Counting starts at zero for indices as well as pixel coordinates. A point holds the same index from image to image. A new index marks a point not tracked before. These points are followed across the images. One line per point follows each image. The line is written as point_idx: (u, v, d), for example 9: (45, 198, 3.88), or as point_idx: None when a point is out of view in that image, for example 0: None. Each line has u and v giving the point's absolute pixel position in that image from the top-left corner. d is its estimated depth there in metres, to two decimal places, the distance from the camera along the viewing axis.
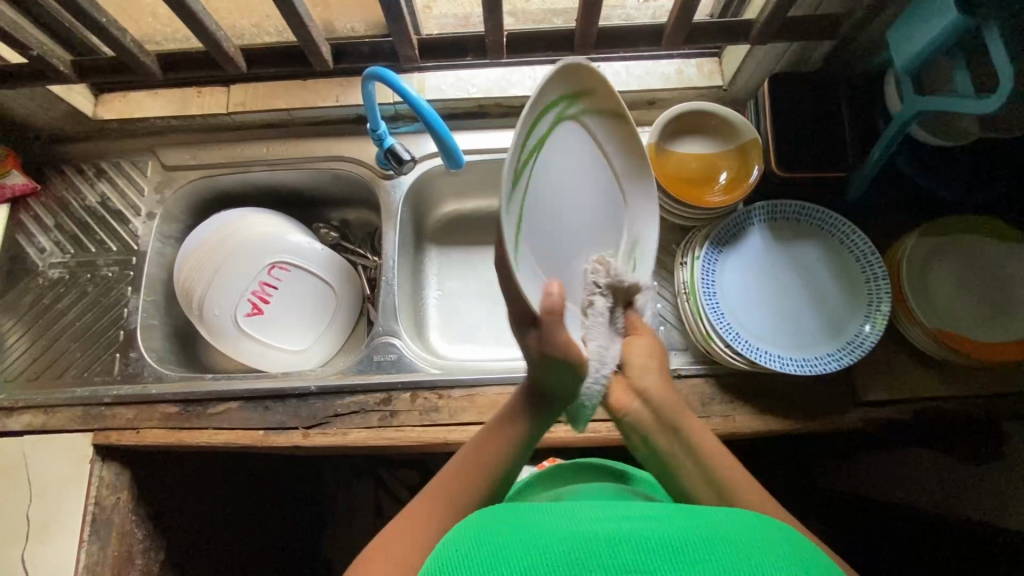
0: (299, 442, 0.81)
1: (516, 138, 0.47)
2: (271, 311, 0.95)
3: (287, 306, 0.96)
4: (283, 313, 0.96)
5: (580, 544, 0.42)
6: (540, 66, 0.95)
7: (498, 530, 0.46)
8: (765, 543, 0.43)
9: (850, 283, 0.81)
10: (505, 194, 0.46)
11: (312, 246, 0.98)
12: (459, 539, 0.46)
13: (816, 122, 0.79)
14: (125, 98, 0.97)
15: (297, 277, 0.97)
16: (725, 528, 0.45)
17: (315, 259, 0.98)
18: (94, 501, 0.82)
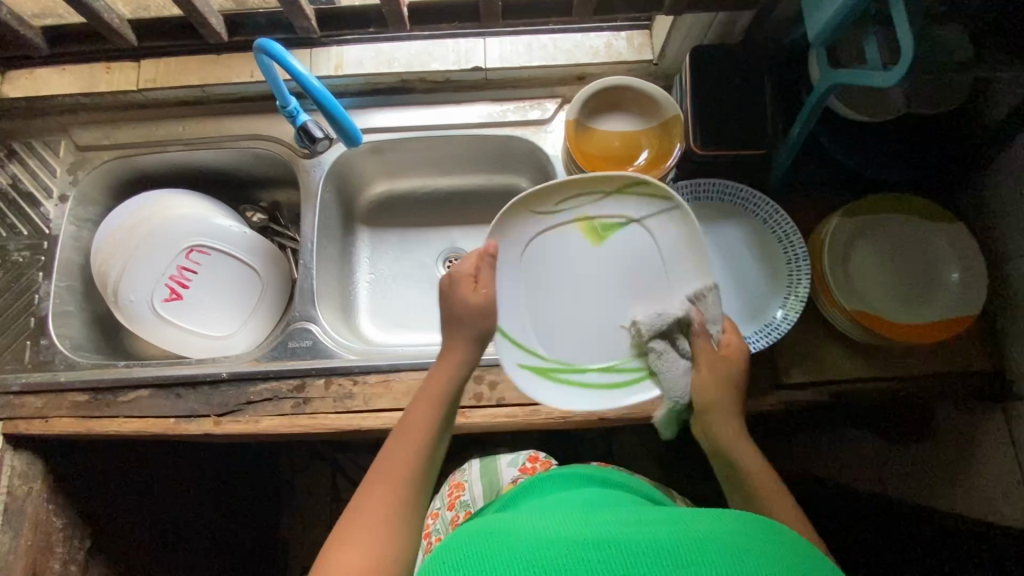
0: (211, 429, 0.79)
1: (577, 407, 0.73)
2: (192, 295, 0.93)
3: (209, 291, 0.94)
4: (204, 299, 0.93)
5: (569, 553, 0.43)
6: (464, 39, 0.91)
7: (491, 538, 0.47)
8: (767, 543, 0.45)
9: (771, 265, 0.79)
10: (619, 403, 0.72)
11: (233, 229, 0.95)
12: (455, 547, 0.47)
13: (737, 93, 0.76)
14: (32, 74, 0.92)
15: (217, 261, 0.94)
16: (727, 528, 0.46)
17: (237, 241, 0.95)
18: (5, 490, 0.81)
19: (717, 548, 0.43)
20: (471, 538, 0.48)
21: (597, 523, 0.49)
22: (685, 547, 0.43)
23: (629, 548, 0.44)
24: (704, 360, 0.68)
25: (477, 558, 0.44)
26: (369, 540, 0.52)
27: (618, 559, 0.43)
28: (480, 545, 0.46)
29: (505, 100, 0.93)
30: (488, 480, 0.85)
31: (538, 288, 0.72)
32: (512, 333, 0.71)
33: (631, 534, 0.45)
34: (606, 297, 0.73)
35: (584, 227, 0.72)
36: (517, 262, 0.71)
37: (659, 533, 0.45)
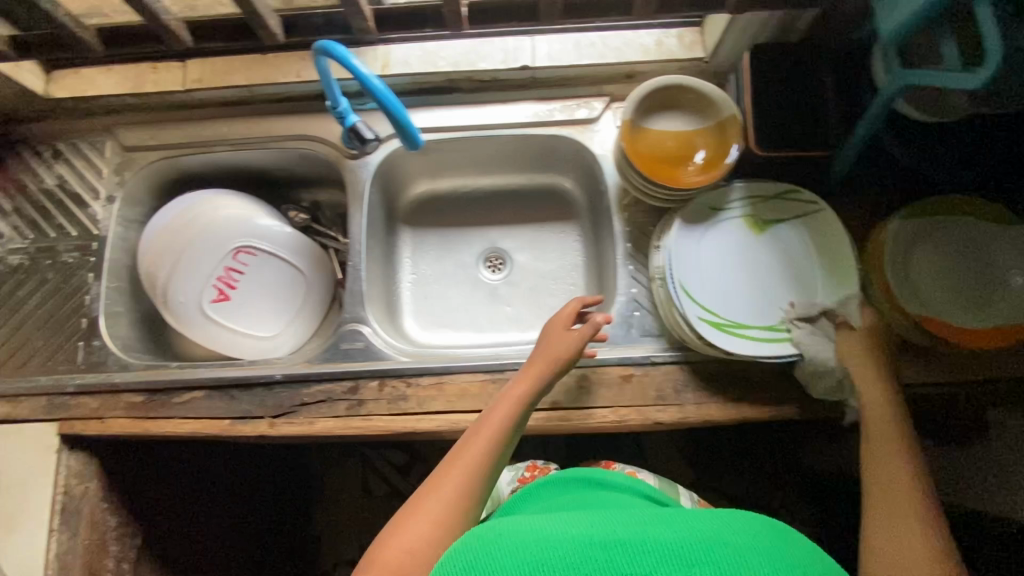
0: (266, 431, 0.80)
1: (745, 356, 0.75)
2: (239, 296, 0.93)
3: (256, 293, 0.94)
4: (251, 300, 0.94)
5: (582, 551, 0.45)
6: (512, 37, 0.89)
7: (492, 540, 0.47)
8: (765, 547, 0.47)
9: (834, 264, 0.78)
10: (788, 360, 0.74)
11: (277, 228, 0.95)
12: (455, 550, 0.47)
13: (797, 91, 0.75)
14: (77, 74, 0.92)
15: (264, 262, 0.94)
16: (729, 531, 0.48)
17: (284, 242, 0.95)
18: (63, 490, 0.82)
19: (725, 553, 0.45)
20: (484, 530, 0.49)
21: (600, 519, 0.50)
22: (695, 547, 0.45)
23: (640, 547, 0.45)
24: (849, 352, 0.74)
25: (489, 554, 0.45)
26: (429, 518, 0.53)
27: (627, 558, 0.44)
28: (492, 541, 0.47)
29: (551, 99, 0.92)
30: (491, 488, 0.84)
31: (709, 264, 0.80)
32: (690, 291, 0.78)
33: (636, 533, 0.47)
34: (769, 279, 0.79)
35: (750, 220, 0.81)
36: (693, 242, 0.80)
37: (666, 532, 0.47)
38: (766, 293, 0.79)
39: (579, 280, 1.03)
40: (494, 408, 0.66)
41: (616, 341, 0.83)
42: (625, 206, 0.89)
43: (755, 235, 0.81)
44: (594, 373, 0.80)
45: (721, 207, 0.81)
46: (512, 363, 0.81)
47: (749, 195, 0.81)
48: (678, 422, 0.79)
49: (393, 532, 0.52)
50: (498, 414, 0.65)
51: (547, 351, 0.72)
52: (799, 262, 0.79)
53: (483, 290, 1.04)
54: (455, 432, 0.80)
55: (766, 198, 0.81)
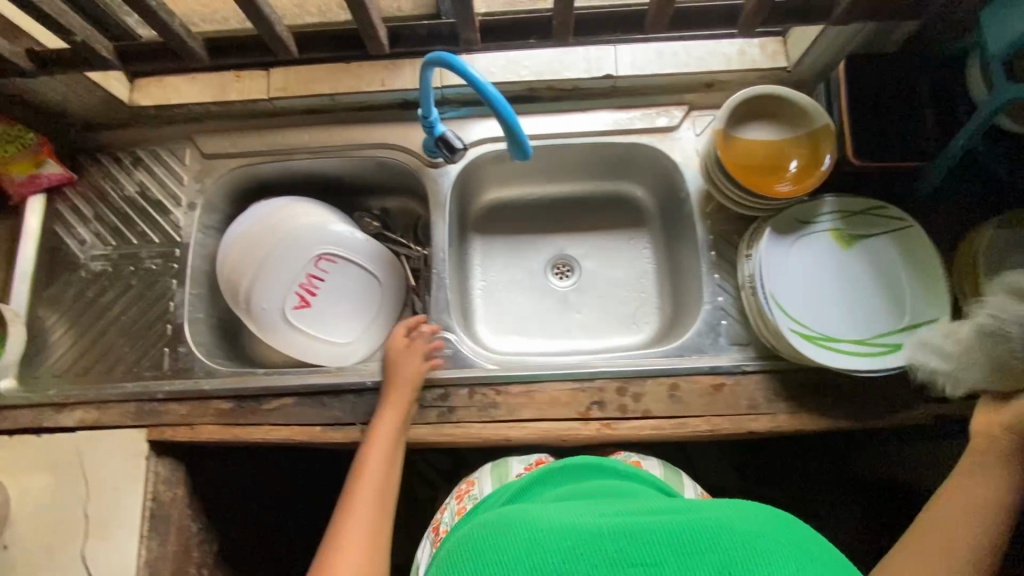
0: (358, 437, 0.80)
1: (839, 369, 0.74)
2: (319, 303, 0.93)
3: (335, 299, 0.95)
4: (330, 307, 0.94)
5: (585, 541, 0.47)
6: (595, 46, 0.90)
7: (503, 531, 0.51)
8: (772, 534, 0.48)
9: (924, 277, 0.77)
10: (881, 374, 0.74)
11: (354, 235, 0.95)
12: (462, 548, 0.52)
13: (890, 104, 0.76)
14: (161, 82, 0.93)
15: (343, 270, 0.94)
16: (738, 519, 0.49)
17: (362, 249, 0.95)
18: (152, 496, 0.82)
19: (729, 540, 0.47)
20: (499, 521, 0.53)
21: (610, 511, 0.53)
22: (695, 534, 0.47)
23: (644, 538, 0.48)
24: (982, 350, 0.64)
25: (499, 544, 0.49)
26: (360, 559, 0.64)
27: (629, 547, 0.47)
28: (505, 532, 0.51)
29: (631, 108, 0.92)
30: (499, 473, 0.78)
31: (798, 276, 0.79)
32: (782, 303, 0.77)
33: (643, 522, 0.49)
34: (859, 293, 0.79)
35: (839, 232, 0.80)
36: (783, 254, 0.79)
37: (672, 522, 0.49)
38: (856, 307, 0.78)
39: (649, 288, 1.03)
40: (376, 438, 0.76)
41: (703, 350, 0.83)
42: (707, 215, 0.89)
43: (841, 249, 0.80)
44: (684, 381, 0.81)
45: (811, 220, 0.80)
46: (602, 371, 0.81)
47: (839, 208, 0.80)
48: (769, 431, 0.79)
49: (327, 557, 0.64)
50: (381, 442, 0.75)
51: (393, 377, 0.79)
52: (889, 276, 0.79)
53: (553, 297, 1.03)
54: (546, 440, 0.80)
55: (851, 213, 0.80)
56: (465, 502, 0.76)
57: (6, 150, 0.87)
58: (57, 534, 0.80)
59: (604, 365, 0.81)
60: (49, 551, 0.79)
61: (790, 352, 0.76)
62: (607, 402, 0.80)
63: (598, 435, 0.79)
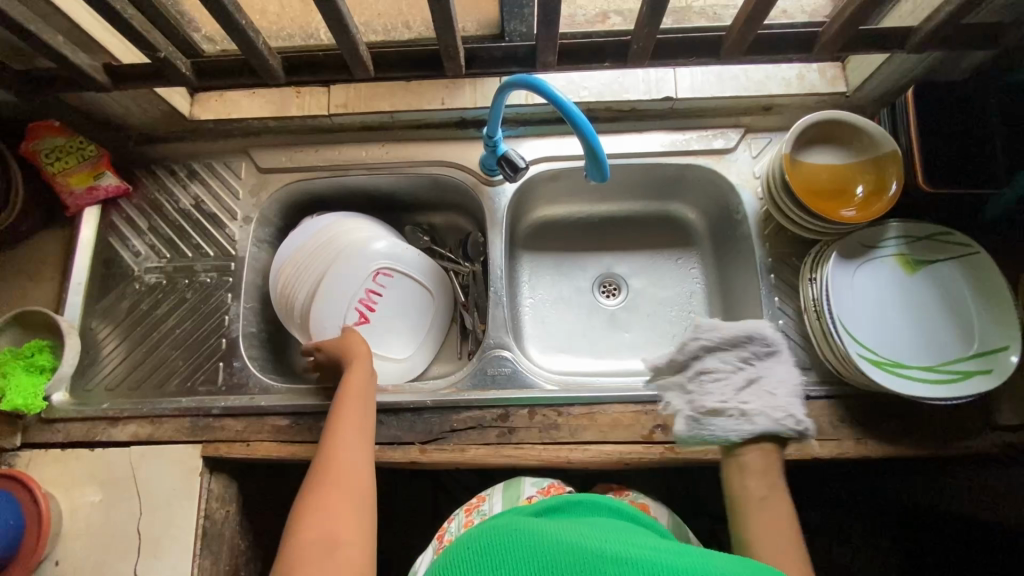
0: (417, 457, 0.79)
1: (910, 395, 0.73)
2: (377, 319, 0.92)
3: (394, 314, 0.94)
4: (387, 321, 0.93)
5: (583, 560, 0.48)
6: (654, 68, 0.90)
7: (510, 538, 0.52)
8: None
9: (994, 302, 0.76)
10: (955, 400, 0.72)
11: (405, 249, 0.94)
12: (468, 545, 0.54)
13: (963, 129, 0.75)
14: (221, 97, 0.93)
15: (400, 285, 0.94)
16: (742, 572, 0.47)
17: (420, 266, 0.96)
18: (205, 514, 0.80)
19: None
20: (515, 521, 0.54)
21: (615, 537, 0.53)
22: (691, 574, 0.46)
23: (644, 565, 0.47)
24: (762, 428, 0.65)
25: (506, 547, 0.51)
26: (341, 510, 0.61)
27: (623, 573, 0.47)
28: (513, 537, 0.52)
29: (688, 129, 0.93)
30: (507, 494, 0.79)
31: (864, 301, 0.79)
32: (848, 327, 0.77)
33: (646, 554, 0.49)
34: (925, 318, 0.78)
35: (902, 257, 0.80)
36: (848, 278, 0.79)
37: (671, 558, 0.48)
38: (923, 333, 0.78)
39: (699, 309, 1.01)
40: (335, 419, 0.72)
41: None
42: (766, 237, 0.89)
43: (905, 274, 0.80)
44: None
45: (875, 245, 0.80)
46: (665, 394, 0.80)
47: (902, 234, 0.80)
48: (834, 457, 0.78)
49: (303, 548, 0.57)
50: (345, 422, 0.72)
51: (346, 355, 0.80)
52: (956, 301, 0.78)
53: (602, 316, 1.02)
54: (609, 464, 0.79)
55: (917, 237, 0.80)
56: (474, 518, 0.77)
57: (67, 161, 0.88)
58: (109, 550, 0.78)
59: None
60: (101, 568, 0.78)
61: (858, 377, 0.75)
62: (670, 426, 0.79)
63: (662, 459, 0.78)
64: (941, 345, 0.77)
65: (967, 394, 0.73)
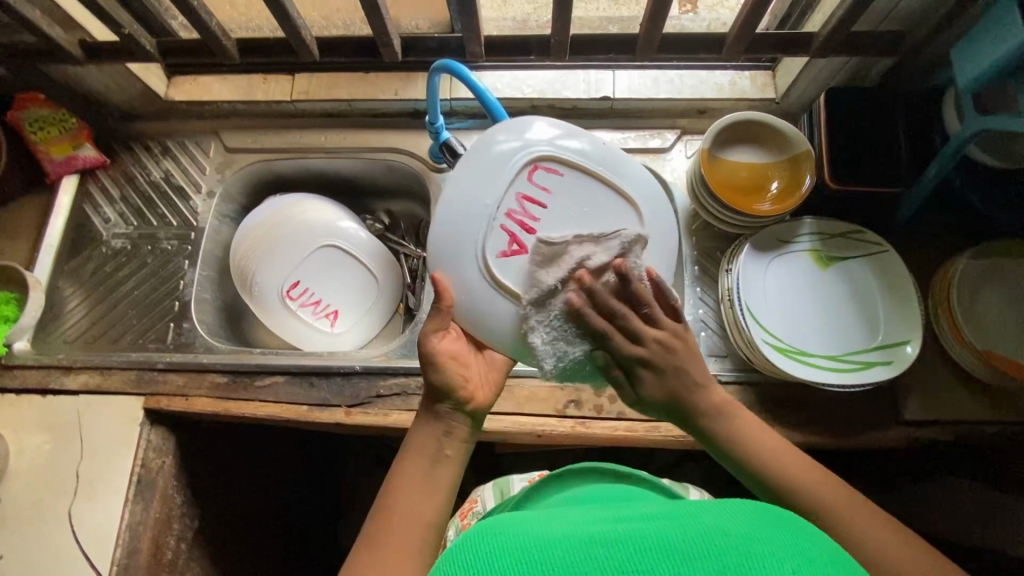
0: (342, 418, 0.84)
1: (814, 382, 0.75)
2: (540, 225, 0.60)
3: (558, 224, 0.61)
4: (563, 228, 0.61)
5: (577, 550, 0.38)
6: (595, 70, 0.96)
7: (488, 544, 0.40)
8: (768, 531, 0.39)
9: (898, 298, 0.79)
10: (856, 388, 0.74)
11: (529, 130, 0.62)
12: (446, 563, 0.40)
13: (871, 133, 0.81)
14: (195, 81, 1.01)
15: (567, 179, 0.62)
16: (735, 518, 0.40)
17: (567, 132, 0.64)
18: (141, 462, 0.85)
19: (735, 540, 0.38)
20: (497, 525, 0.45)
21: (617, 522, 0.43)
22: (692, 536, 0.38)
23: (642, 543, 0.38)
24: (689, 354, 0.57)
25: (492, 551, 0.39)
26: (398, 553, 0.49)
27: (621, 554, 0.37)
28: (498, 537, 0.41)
29: (626, 129, 0.98)
30: (499, 490, 0.90)
31: (773, 293, 0.82)
32: (756, 317, 0.80)
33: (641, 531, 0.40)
34: (831, 311, 0.81)
35: (811, 253, 0.84)
36: (759, 272, 0.83)
37: (667, 525, 0.39)
38: (830, 326, 0.81)
39: None
40: (408, 460, 0.55)
41: None
42: (694, 231, 0.93)
43: (816, 269, 0.83)
44: None
45: (787, 241, 0.84)
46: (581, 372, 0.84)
47: (814, 232, 0.84)
48: None
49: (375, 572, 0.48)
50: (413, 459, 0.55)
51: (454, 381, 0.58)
52: (862, 296, 0.81)
53: None
54: (524, 435, 0.82)
55: (829, 235, 0.84)
56: (470, 519, 0.87)
57: (49, 131, 0.95)
58: (47, 491, 0.83)
59: None
60: (39, 506, 0.82)
61: (762, 363, 0.78)
62: (584, 402, 0.82)
63: (573, 433, 0.81)
64: (846, 337, 0.80)
65: (869, 383, 0.75)
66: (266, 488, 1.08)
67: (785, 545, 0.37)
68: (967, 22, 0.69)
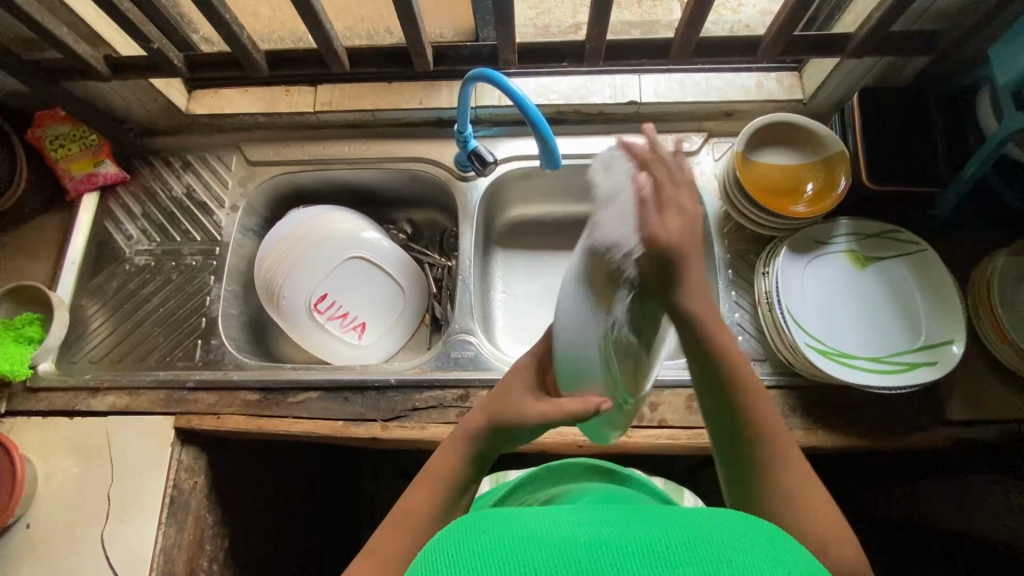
0: (378, 433, 0.82)
1: (863, 386, 0.74)
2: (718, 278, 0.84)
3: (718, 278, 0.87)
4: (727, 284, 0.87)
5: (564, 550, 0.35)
6: (621, 75, 0.96)
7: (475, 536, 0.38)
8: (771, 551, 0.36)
9: (939, 299, 0.79)
10: (904, 390, 0.74)
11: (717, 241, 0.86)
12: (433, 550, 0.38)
13: (905, 133, 0.80)
14: (216, 94, 1.00)
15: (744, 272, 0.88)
16: (739, 532, 0.37)
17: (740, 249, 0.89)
18: (173, 483, 0.83)
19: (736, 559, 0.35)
20: (473, 514, 0.41)
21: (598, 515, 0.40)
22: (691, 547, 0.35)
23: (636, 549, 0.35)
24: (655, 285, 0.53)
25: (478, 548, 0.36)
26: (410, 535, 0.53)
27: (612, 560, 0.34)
28: (474, 533, 0.38)
29: (653, 133, 0.97)
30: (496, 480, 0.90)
31: (813, 296, 0.81)
32: (796, 320, 0.79)
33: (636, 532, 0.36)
34: (871, 312, 0.81)
35: (847, 255, 0.83)
36: (798, 275, 0.82)
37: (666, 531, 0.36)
38: (872, 327, 0.80)
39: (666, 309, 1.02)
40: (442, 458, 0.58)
41: None
42: (725, 235, 0.92)
43: (854, 270, 0.83)
44: None
45: (823, 243, 0.83)
46: None
47: (849, 233, 0.83)
48: None
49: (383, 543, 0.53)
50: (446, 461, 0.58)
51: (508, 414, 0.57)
52: (902, 297, 0.81)
53: None
54: (563, 446, 0.81)
55: (864, 236, 0.83)
56: None
57: (69, 148, 0.94)
58: (78, 516, 0.81)
59: (665, 376, 0.83)
60: (71, 531, 0.80)
61: (805, 366, 0.77)
62: None
63: (614, 442, 0.80)
64: (889, 338, 0.79)
65: (919, 384, 0.74)
66: (293, 505, 1.07)
67: (767, 558, 0.35)
68: (1005, 20, 0.69)
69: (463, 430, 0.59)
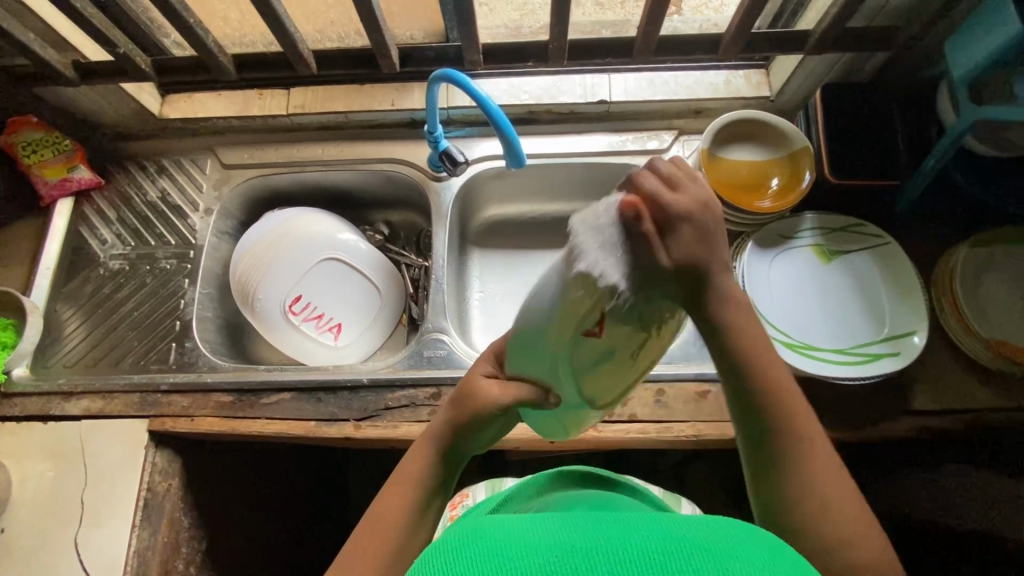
0: (351, 433, 0.83)
1: (828, 377, 0.75)
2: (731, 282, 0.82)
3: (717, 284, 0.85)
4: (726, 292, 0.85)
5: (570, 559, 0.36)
6: (590, 74, 0.97)
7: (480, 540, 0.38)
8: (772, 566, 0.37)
9: (903, 290, 0.80)
10: (867, 381, 0.74)
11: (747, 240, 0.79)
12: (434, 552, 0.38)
13: (867, 128, 0.82)
14: (190, 98, 1.00)
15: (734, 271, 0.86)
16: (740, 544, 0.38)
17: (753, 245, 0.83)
18: (147, 486, 0.83)
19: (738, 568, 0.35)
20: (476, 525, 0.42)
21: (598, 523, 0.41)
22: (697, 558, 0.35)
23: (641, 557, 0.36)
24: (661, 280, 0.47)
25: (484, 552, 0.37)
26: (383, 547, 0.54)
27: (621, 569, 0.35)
28: (476, 538, 0.39)
29: (623, 131, 0.98)
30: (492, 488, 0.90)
31: (780, 291, 0.82)
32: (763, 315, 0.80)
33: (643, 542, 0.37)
34: (837, 305, 0.82)
35: (813, 249, 0.84)
36: (764, 271, 0.83)
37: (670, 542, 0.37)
38: (837, 319, 0.81)
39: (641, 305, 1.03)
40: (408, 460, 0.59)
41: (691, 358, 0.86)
42: None
43: (819, 265, 0.84)
44: (670, 387, 0.82)
45: (789, 239, 0.84)
46: None
47: (815, 229, 0.85)
48: None
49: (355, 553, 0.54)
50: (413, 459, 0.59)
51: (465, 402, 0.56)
52: (866, 289, 0.82)
53: None
54: (534, 442, 0.82)
55: (829, 231, 0.84)
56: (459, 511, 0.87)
57: (42, 153, 0.93)
58: (51, 520, 0.81)
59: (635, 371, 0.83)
60: (44, 536, 0.81)
61: None
62: None
63: (584, 438, 0.81)
64: (854, 330, 0.80)
65: (883, 375, 0.74)
66: (272, 507, 1.07)
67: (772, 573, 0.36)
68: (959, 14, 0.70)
69: (428, 430, 0.60)
